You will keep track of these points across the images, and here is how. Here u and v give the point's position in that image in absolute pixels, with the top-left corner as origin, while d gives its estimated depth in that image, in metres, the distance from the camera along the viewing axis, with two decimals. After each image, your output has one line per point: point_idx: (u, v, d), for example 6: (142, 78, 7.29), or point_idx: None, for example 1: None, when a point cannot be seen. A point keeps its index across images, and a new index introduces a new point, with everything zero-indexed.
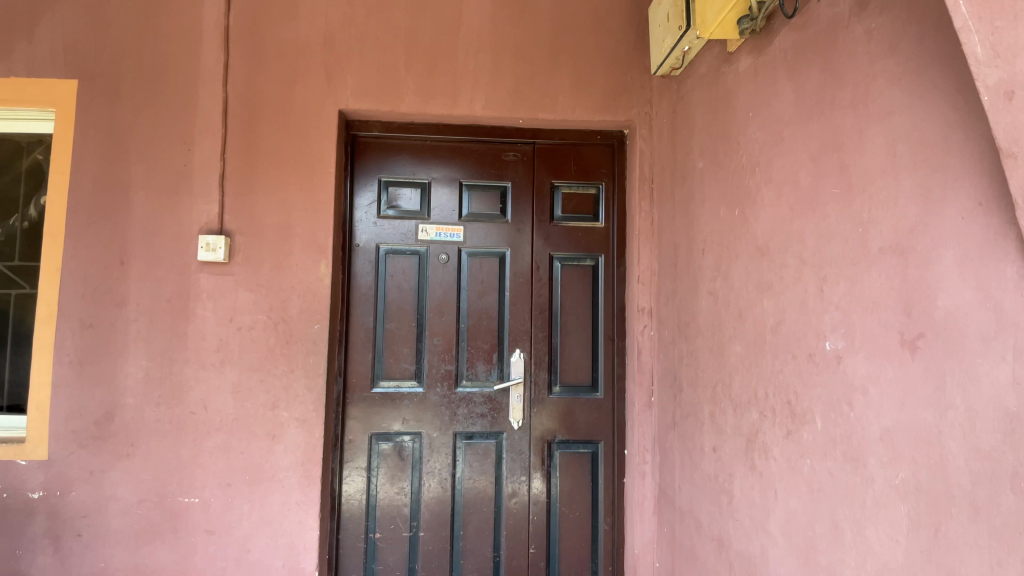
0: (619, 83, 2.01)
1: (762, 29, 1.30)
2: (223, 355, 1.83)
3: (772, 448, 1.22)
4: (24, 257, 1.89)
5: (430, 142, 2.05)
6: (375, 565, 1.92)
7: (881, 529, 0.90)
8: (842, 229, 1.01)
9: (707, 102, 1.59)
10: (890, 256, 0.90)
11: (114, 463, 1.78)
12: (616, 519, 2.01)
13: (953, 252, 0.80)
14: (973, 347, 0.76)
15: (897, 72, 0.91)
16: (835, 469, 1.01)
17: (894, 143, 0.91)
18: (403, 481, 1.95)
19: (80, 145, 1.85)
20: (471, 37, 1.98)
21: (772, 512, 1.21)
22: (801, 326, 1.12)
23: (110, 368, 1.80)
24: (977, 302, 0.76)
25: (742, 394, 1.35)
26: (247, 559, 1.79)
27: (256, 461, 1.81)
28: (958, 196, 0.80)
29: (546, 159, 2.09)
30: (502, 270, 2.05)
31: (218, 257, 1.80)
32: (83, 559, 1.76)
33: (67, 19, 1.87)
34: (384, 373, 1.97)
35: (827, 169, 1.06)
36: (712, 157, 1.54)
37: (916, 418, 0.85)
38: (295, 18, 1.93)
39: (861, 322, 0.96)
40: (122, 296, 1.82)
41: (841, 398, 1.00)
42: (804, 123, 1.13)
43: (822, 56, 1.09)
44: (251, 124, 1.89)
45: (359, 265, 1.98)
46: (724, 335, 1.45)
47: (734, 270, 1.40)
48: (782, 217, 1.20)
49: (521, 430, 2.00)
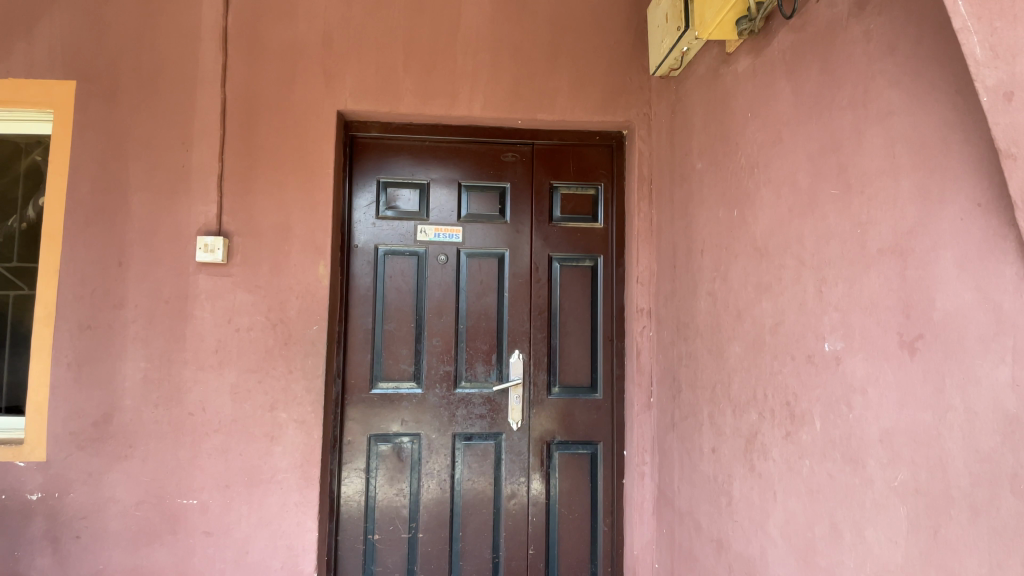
0: (618, 83, 2.01)
1: (761, 29, 1.30)
2: (222, 356, 1.83)
3: (771, 449, 1.21)
4: (23, 258, 1.89)
5: (429, 142, 2.05)
6: (374, 566, 1.92)
7: (880, 530, 0.90)
8: (841, 230, 1.01)
9: (706, 103, 1.59)
10: (889, 257, 0.90)
11: (113, 465, 1.78)
12: (616, 519, 2.00)
13: (953, 253, 0.80)
14: (973, 349, 0.76)
15: (896, 72, 0.90)
16: (834, 470, 1.01)
17: (893, 144, 0.91)
18: (402, 482, 1.95)
19: (79, 146, 1.85)
20: (470, 38, 1.98)
21: (771, 513, 1.21)
22: (800, 327, 1.12)
23: (108, 370, 1.80)
24: (976, 303, 0.76)
25: (741, 394, 1.35)
26: (245, 561, 1.78)
27: (254, 462, 1.81)
28: (957, 197, 0.79)
29: (545, 160, 2.08)
30: (501, 271, 2.04)
31: (217, 258, 1.80)
32: (82, 561, 1.76)
33: (66, 20, 1.87)
34: (383, 374, 1.97)
35: (826, 170, 1.06)
36: (710, 158, 1.54)
37: (916, 420, 0.84)
38: (294, 18, 1.92)
39: (860, 323, 0.96)
40: (120, 297, 1.82)
41: (840, 398, 1.00)
42: (803, 123, 1.13)
43: (821, 57, 1.09)
44: (249, 124, 1.89)
45: (358, 265, 1.98)
46: (723, 336, 1.45)
47: (733, 270, 1.40)
48: (781, 218, 1.19)
49: (520, 431, 2.00)
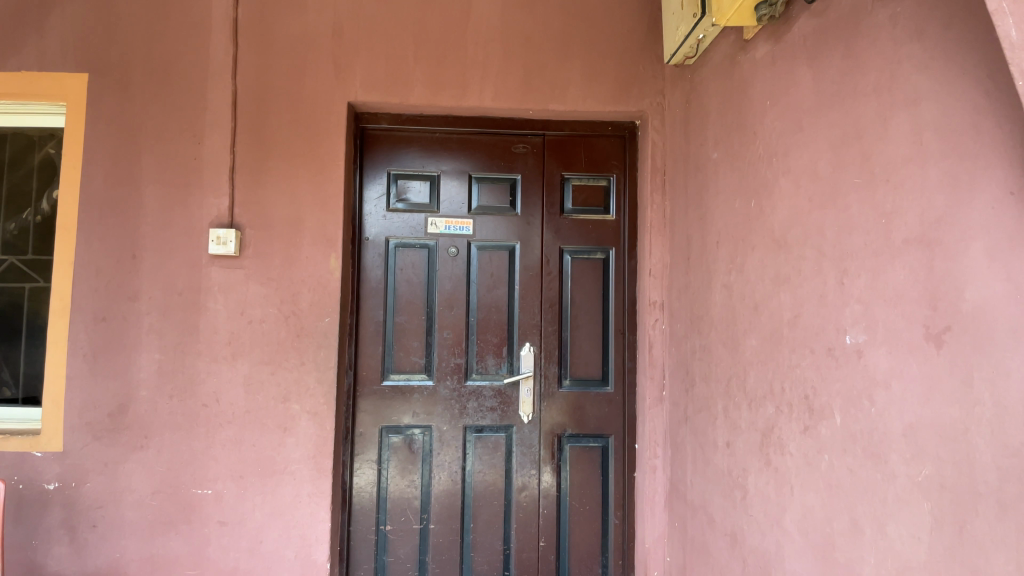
0: (631, 72, 1.98)
1: (781, 15, 1.27)
2: (235, 347, 1.84)
3: (788, 443, 1.20)
4: (37, 251, 1.90)
5: (439, 134, 2.04)
6: (386, 556, 1.93)
7: (904, 527, 0.89)
8: (864, 221, 0.99)
9: (722, 94, 1.57)
10: (916, 248, 0.88)
11: (129, 455, 1.80)
12: (626, 512, 2.00)
13: (983, 242, 0.77)
14: (1002, 342, 0.74)
15: (924, 57, 0.88)
16: (854, 466, 1.00)
17: (920, 131, 0.88)
18: (414, 474, 1.96)
19: (92, 140, 1.85)
20: (481, 27, 1.96)
21: (788, 508, 1.20)
22: (819, 320, 1.10)
23: (124, 361, 1.81)
24: (1009, 294, 0.74)
25: (757, 388, 1.34)
26: (259, 551, 1.80)
27: (268, 452, 1.82)
28: (988, 186, 0.77)
29: (556, 151, 2.06)
30: (513, 264, 2.03)
31: (229, 250, 1.80)
32: (100, 550, 1.79)
33: (77, 13, 1.86)
34: (394, 366, 1.97)
35: (849, 160, 1.03)
36: (727, 147, 1.51)
37: (942, 414, 0.83)
38: (304, 10, 1.91)
39: (882, 315, 0.94)
40: (134, 289, 1.83)
41: (862, 393, 0.98)
42: (824, 113, 1.11)
43: (844, 43, 1.06)
44: (260, 116, 1.88)
45: (369, 258, 1.98)
46: (738, 329, 1.43)
47: (749, 262, 1.38)
48: (801, 209, 1.17)
49: (531, 424, 2.00)
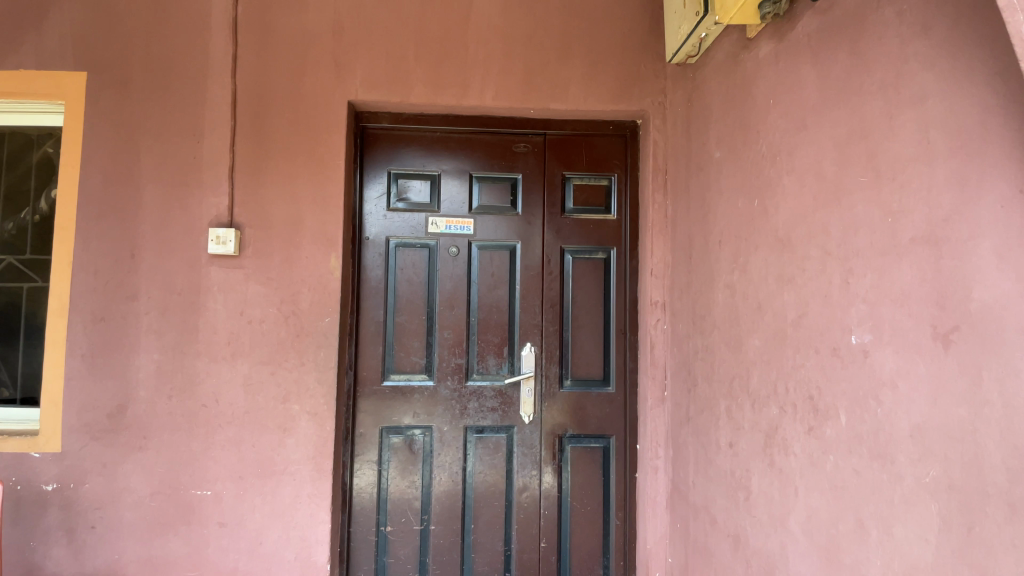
0: (632, 71, 1.97)
1: (784, 13, 1.26)
2: (235, 347, 1.83)
3: (793, 444, 1.19)
4: (35, 250, 1.89)
5: (440, 133, 2.03)
6: (386, 557, 1.92)
7: (910, 528, 0.88)
8: (869, 220, 0.98)
9: (724, 93, 1.56)
10: (923, 247, 0.87)
11: (128, 455, 1.79)
12: (628, 513, 1.99)
13: (992, 241, 0.77)
14: (1012, 342, 0.74)
15: (930, 55, 0.87)
16: (860, 467, 0.99)
17: (927, 130, 0.87)
18: (414, 475, 1.95)
19: (91, 138, 1.84)
20: (482, 26, 1.95)
21: (792, 509, 1.19)
22: (824, 320, 1.10)
23: (122, 361, 1.80)
24: (1018, 293, 0.73)
25: (760, 388, 1.33)
26: (259, 552, 1.79)
27: (268, 453, 1.81)
28: (997, 184, 0.77)
29: (557, 151, 2.05)
30: (514, 264, 2.02)
31: (229, 250, 1.79)
32: (98, 551, 1.77)
33: (75, 12, 1.85)
34: (394, 367, 1.96)
35: (854, 159, 1.03)
36: (730, 145, 1.51)
37: (950, 414, 0.82)
38: (304, 8, 1.90)
39: (889, 314, 0.93)
40: (133, 289, 1.82)
41: (867, 393, 0.97)
42: (829, 111, 1.10)
43: (849, 41, 1.06)
44: (260, 115, 1.87)
45: (369, 258, 1.97)
46: (741, 330, 1.43)
47: (752, 262, 1.38)
48: (805, 208, 1.16)
49: (532, 424, 1.99)
